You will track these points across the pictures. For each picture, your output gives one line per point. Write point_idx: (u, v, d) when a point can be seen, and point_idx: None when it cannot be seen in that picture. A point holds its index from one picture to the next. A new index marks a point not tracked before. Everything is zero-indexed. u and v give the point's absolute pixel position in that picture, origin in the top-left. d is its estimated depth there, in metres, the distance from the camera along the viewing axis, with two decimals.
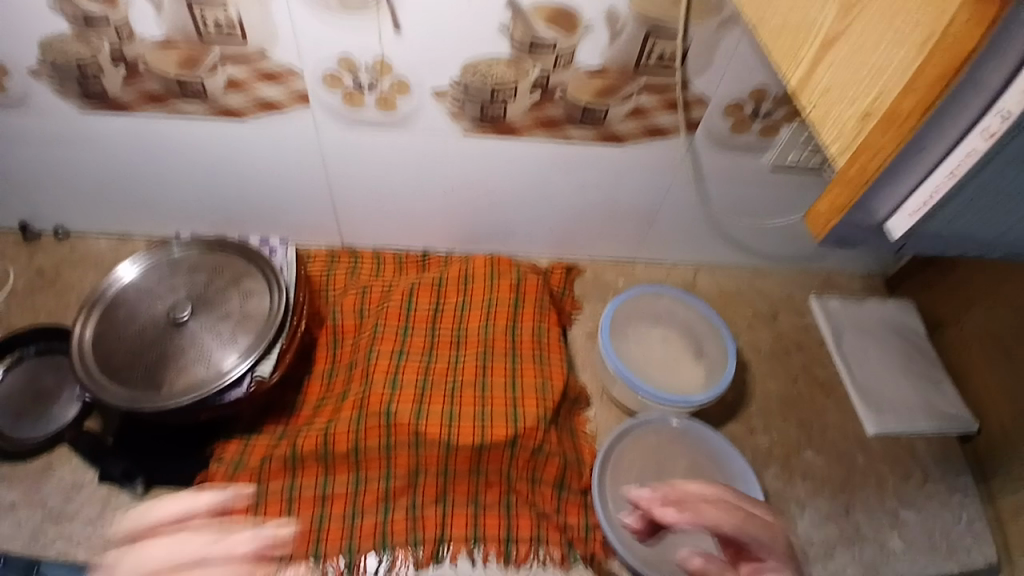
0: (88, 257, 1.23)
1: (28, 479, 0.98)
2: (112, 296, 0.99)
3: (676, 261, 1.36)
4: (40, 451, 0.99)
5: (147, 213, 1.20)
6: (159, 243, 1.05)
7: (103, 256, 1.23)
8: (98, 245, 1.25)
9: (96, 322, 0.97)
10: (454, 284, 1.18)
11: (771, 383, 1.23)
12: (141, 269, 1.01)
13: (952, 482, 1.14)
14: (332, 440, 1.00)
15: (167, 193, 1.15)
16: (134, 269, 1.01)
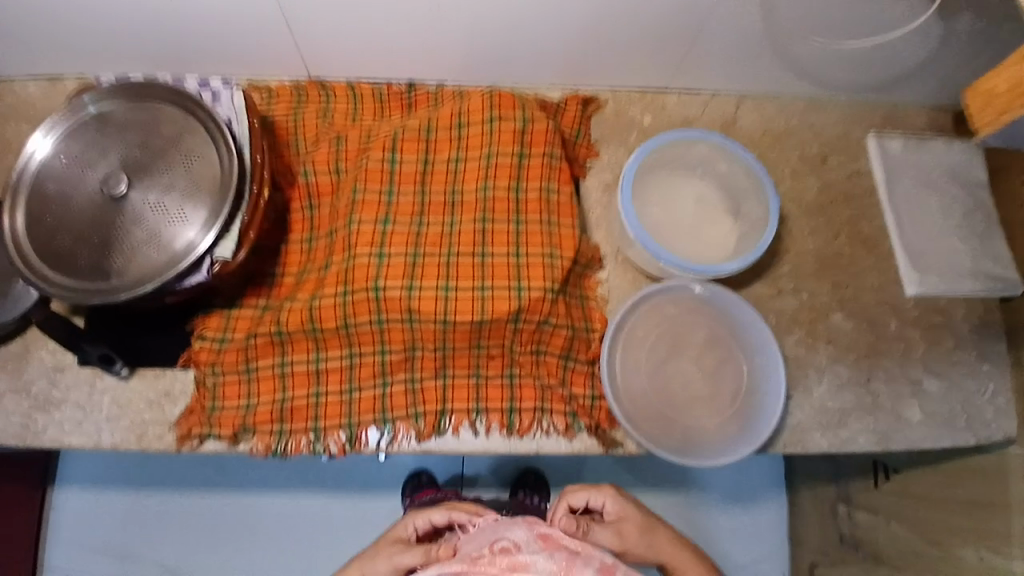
0: (20, 107, 1.05)
1: (11, 365, 0.97)
2: (37, 168, 0.87)
3: (717, 90, 1.13)
4: (15, 332, 0.98)
5: (72, 52, 0.98)
6: (73, 101, 0.89)
7: (37, 106, 1.05)
8: (28, 91, 1.06)
9: (26, 200, 0.86)
10: (447, 131, 0.99)
11: (809, 239, 1.09)
12: (57, 138, 0.87)
13: (983, 349, 1.08)
14: (318, 317, 0.92)
15: (85, 28, 0.93)
16: (49, 140, 0.87)
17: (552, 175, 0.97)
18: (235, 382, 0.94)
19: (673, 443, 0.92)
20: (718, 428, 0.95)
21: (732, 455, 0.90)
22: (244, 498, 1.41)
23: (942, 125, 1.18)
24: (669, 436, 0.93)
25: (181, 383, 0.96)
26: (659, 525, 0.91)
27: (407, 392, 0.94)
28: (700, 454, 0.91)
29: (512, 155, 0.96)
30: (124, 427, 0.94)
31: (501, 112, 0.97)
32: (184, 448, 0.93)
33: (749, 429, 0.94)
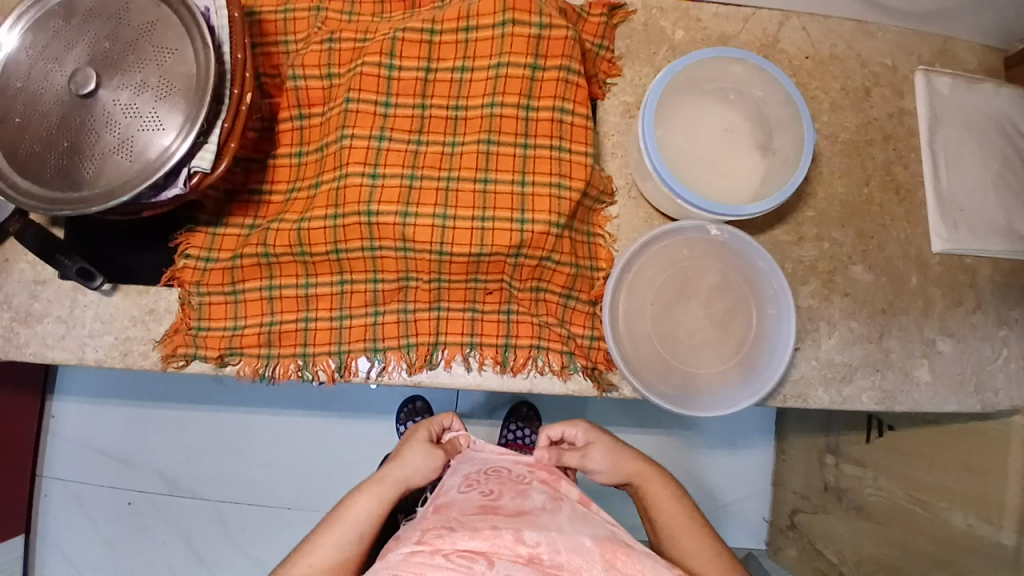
0: None
1: None
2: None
3: (759, 5, 1.02)
4: None
5: None
6: None
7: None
8: None
9: None
10: (452, 35, 0.88)
11: (838, 182, 1.01)
12: (19, 32, 0.78)
13: (1004, 313, 1.03)
14: (307, 240, 0.86)
15: None
16: (12, 34, 0.77)
17: (568, 93, 0.86)
18: (220, 304, 0.90)
19: (673, 390, 0.89)
20: (722, 374, 0.91)
21: (733, 405, 0.87)
22: (240, 413, 1.47)
23: (994, 67, 1.07)
24: (670, 381, 0.90)
25: (166, 301, 0.91)
26: (637, 458, 0.88)
27: (400, 322, 0.89)
28: (699, 403, 0.88)
29: (524, 67, 0.86)
30: (108, 345, 0.91)
31: (515, 14, 0.85)
32: (169, 368, 0.90)
33: (755, 379, 0.89)
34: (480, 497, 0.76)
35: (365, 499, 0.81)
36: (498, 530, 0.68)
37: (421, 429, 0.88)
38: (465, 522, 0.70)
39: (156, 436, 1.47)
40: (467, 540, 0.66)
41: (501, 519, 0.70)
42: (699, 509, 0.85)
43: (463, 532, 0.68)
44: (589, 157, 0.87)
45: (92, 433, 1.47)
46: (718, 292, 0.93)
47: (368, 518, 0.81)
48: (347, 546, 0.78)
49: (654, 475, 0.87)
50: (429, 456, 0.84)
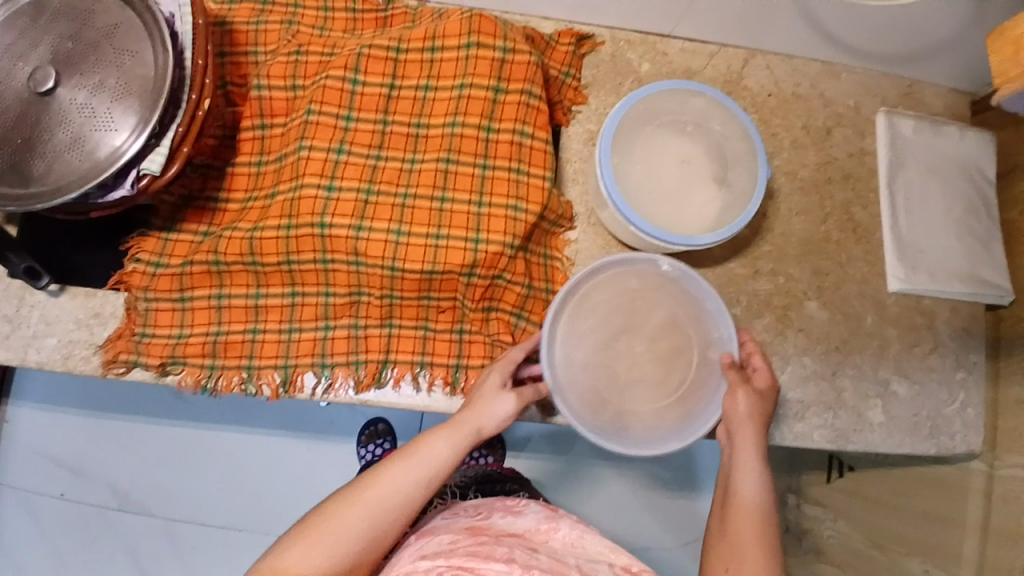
0: None
1: None
2: None
3: (725, 42, 1.04)
4: None
5: None
6: None
7: None
8: None
9: None
10: (418, 54, 0.89)
11: (796, 219, 1.02)
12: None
13: (961, 357, 1.03)
14: (258, 249, 0.85)
15: None
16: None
17: (528, 116, 0.87)
18: (167, 310, 0.89)
19: (605, 424, 0.85)
20: (658, 413, 0.87)
21: (659, 450, 0.85)
22: (201, 424, 1.44)
23: (958, 113, 1.09)
24: (604, 416, 0.85)
25: (112, 306, 0.90)
26: (750, 446, 0.80)
27: (349, 338, 0.88)
28: (629, 441, 0.84)
29: (487, 89, 0.87)
30: (51, 348, 0.89)
31: (479, 37, 0.87)
32: (110, 373, 0.88)
33: (687, 420, 0.86)
34: (469, 517, 0.79)
35: (440, 441, 0.71)
36: (490, 554, 0.67)
37: (496, 371, 0.80)
38: (458, 546, 0.69)
39: (111, 445, 1.44)
40: (458, 559, 0.66)
41: (492, 540, 0.71)
42: (778, 546, 0.74)
43: (456, 552, 0.68)
44: (547, 181, 0.87)
45: (46, 435, 1.43)
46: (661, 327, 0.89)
47: (442, 463, 0.70)
48: (417, 487, 0.69)
49: (756, 474, 0.78)
50: (502, 401, 0.76)
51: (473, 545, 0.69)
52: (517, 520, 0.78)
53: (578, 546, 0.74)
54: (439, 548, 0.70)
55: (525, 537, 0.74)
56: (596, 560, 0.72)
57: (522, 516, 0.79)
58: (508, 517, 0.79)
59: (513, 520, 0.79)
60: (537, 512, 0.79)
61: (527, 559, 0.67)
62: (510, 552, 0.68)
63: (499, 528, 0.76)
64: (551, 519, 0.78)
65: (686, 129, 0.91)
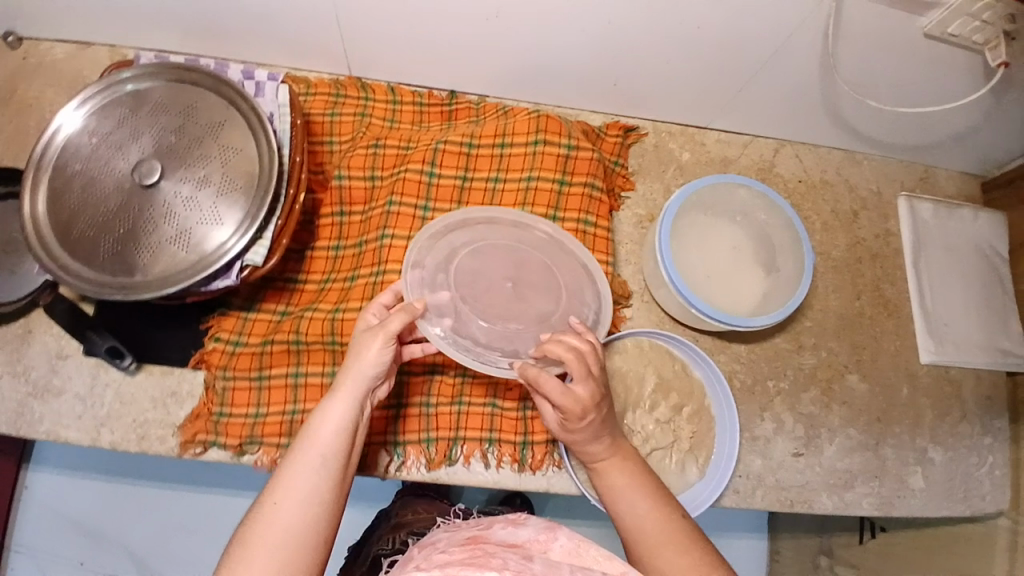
0: (48, 71, 1.04)
1: (10, 344, 0.93)
2: (60, 155, 0.82)
3: (757, 134, 1.14)
4: (19, 313, 0.94)
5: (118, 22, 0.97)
6: (107, 87, 0.84)
7: (64, 70, 1.04)
8: (55, 55, 1.05)
9: (47, 191, 0.81)
10: (488, 149, 0.96)
11: (832, 296, 1.09)
12: (86, 113, 0.83)
13: (990, 424, 1.09)
14: (339, 330, 0.89)
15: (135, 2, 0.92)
16: (79, 116, 0.83)
17: (592, 207, 0.95)
18: (245, 388, 0.91)
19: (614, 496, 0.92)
20: (681, 470, 0.96)
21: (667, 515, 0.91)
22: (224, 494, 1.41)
23: (970, 194, 1.20)
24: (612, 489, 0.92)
25: (189, 384, 0.93)
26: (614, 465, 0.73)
27: (421, 416, 0.92)
28: None
29: (554, 182, 0.94)
30: (125, 426, 0.91)
31: (546, 135, 0.94)
32: (187, 454, 0.90)
33: (706, 470, 0.97)
34: (472, 529, 0.74)
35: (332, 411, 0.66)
36: (486, 564, 0.59)
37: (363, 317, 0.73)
38: (454, 557, 0.62)
39: (136, 512, 1.38)
40: (453, 568, 0.58)
41: (486, 552, 0.63)
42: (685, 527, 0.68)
43: (451, 562, 0.61)
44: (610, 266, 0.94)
45: (63, 505, 1.38)
46: (659, 394, 0.97)
47: (345, 427, 0.66)
48: (320, 472, 0.62)
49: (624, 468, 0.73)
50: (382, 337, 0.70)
51: (466, 556, 0.61)
52: (518, 530, 0.70)
53: (578, 555, 0.65)
54: (436, 560, 0.62)
55: (522, 548, 0.66)
56: (592, 569, 0.61)
57: (523, 526, 0.71)
58: (509, 528, 0.71)
59: (512, 531, 0.71)
60: (538, 522, 0.70)
61: (521, 567, 0.59)
62: (503, 562, 0.60)
63: (497, 539, 0.69)
64: (551, 529, 0.69)
65: (734, 217, 1.01)
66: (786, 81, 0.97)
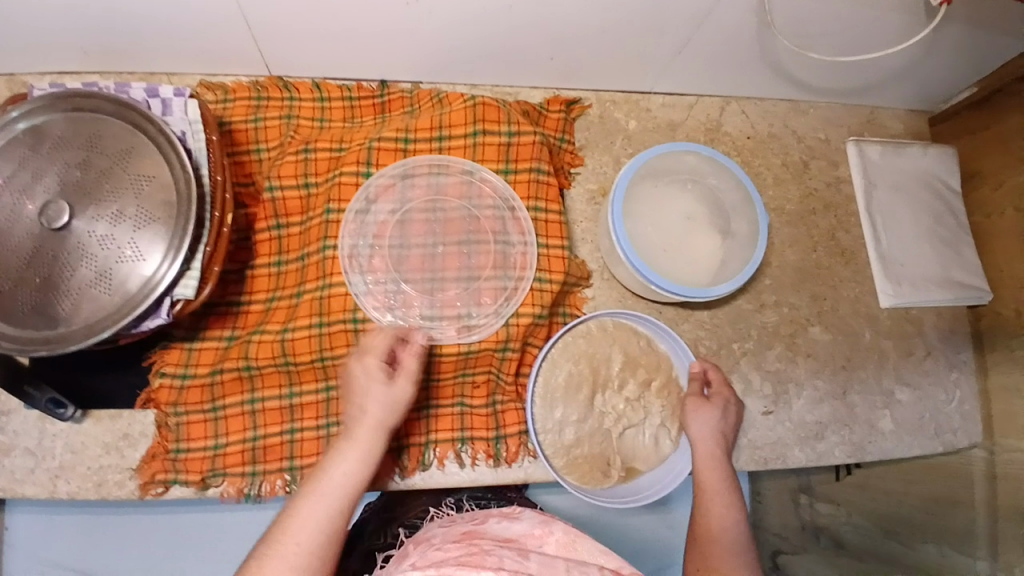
0: None
1: None
2: None
3: (701, 94, 1.11)
4: None
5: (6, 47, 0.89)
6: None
7: None
8: None
9: None
10: (426, 143, 0.91)
11: (789, 250, 1.09)
12: None
13: (951, 358, 1.12)
14: (291, 350, 0.86)
15: (19, 25, 0.84)
16: None
17: (540, 193, 0.91)
18: (200, 421, 0.88)
19: (591, 482, 0.90)
20: (655, 444, 0.93)
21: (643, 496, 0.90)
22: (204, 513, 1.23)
23: (917, 130, 1.20)
24: (588, 476, 0.90)
25: (141, 425, 0.89)
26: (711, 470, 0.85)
27: (389, 425, 0.89)
28: (619, 494, 0.90)
29: (497, 172, 0.91)
30: (80, 474, 0.87)
31: (485, 125, 0.91)
32: (148, 496, 0.87)
33: (682, 441, 0.93)
34: (466, 523, 0.71)
35: (345, 463, 0.71)
36: (482, 563, 0.57)
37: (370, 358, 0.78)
38: (450, 555, 0.60)
39: (112, 552, 1.19)
40: (448, 567, 0.56)
41: (483, 548, 0.62)
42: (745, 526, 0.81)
43: (447, 560, 0.59)
44: (566, 250, 0.91)
45: (31, 542, 1.17)
46: (627, 371, 0.94)
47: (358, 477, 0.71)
48: (336, 513, 0.67)
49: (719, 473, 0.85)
50: (389, 398, 0.76)
51: (462, 553, 0.60)
52: (511, 524, 0.70)
53: (573, 550, 0.64)
54: (431, 557, 0.61)
55: (517, 541, 0.66)
56: (589, 562, 0.61)
57: (517, 519, 0.70)
58: (504, 522, 0.71)
59: (508, 524, 0.70)
60: (531, 516, 0.70)
61: (518, 566, 0.57)
62: (499, 558, 0.58)
63: (492, 533, 0.68)
64: (545, 523, 0.69)
65: (686, 184, 0.99)
66: (724, 38, 0.95)
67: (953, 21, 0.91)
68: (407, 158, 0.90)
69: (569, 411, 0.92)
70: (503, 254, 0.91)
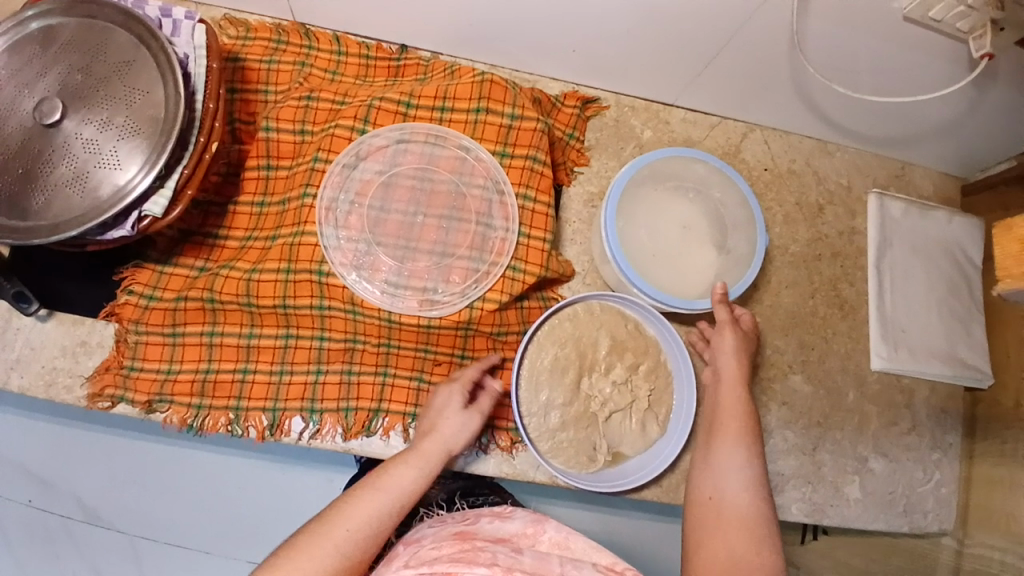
0: None
1: None
2: None
3: (725, 115, 1.08)
4: None
5: None
6: (12, 20, 0.78)
7: None
8: None
9: None
10: (427, 112, 0.90)
11: (786, 292, 1.05)
12: None
13: (937, 438, 1.06)
14: (255, 291, 0.85)
15: None
16: None
17: (532, 181, 0.89)
18: (158, 344, 0.88)
19: (577, 466, 0.89)
20: (642, 430, 0.91)
21: (634, 481, 0.90)
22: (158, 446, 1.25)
23: (947, 196, 1.14)
24: (575, 462, 0.89)
25: (100, 335, 0.90)
26: (731, 390, 0.86)
27: (341, 384, 0.87)
28: (607, 481, 0.89)
29: (493, 153, 0.90)
30: (34, 372, 0.88)
31: (489, 103, 0.89)
32: (94, 407, 0.87)
33: (668, 425, 0.92)
34: (456, 524, 0.74)
35: (410, 470, 0.72)
36: (475, 559, 0.62)
37: (455, 389, 0.82)
38: (443, 553, 0.64)
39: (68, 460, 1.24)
40: (442, 565, 0.61)
41: (476, 545, 0.66)
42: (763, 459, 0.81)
43: (440, 559, 0.63)
44: (547, 244, 0.88)
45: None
46: (613, 355, 0.91)
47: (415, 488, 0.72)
48: (389, 516, 0.68)
49: (738, 406, 0.85)
50: (464, 422, 0.79)
51: (456, 550, 0.64)
52: (503, 524, 0.73)
53: (564, 547, 0.70)
54: (426, 556, 0.65)
55: (511, 541, 0.70)
56: (582, 560, 0.67)
57: (509, 520, 0.74)
58: (495, 522, 0.74)
59: (500, 525, 0.73)
60: (524, 514, 0.74)
61: (512, 561, 0.62)
62: (494, 555, 0.63)
63: (485, 534, 0.71)
64: (537, 522, 0.74)
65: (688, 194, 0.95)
66: (753, 60, 0.91)
67: (998, 79, 0.86)
68: (406, 122, 0.90)
69: (555, 394, 0.89)
70: (481, 236, 0.89)
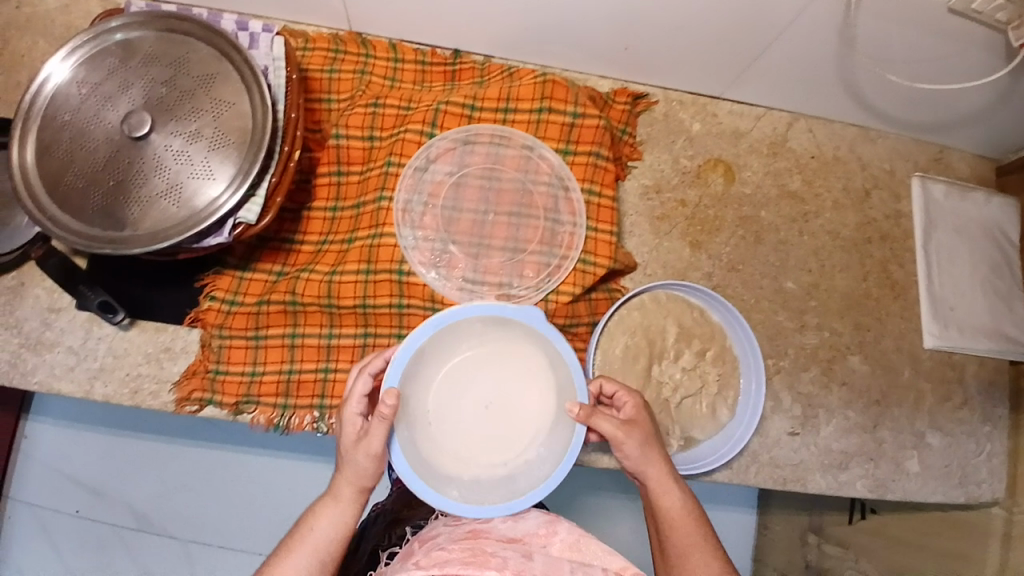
0: (40, 21, 1.02)
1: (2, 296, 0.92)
2: (43, 106, 0.79)
3: (771, 107, 1.10)
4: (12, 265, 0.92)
5: None
6: (93, 35, 0.80)
7: (58, 19, 1.02)
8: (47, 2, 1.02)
9: (35, 143, 0.79)
10: (491, 113, 0.93)
11: (838, 276, 1.07)
12: (74, 64, 0.80)
13: (988, 411, 1.08)
14: (336, 292, 0.88)
15: None
16: (66, 66, 0.80)
17: (596, 176, 0.92)
18: (241, 347, 0.90)
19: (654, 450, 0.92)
20: (712, 413, 0.95)
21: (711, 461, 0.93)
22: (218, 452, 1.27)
23: (984, 176, 1.16)
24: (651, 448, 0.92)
25: (183, 341, 0.92)
26: (653, 477, 0.74)
27: None
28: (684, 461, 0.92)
29: (557, 152, 0.92)
30: (118, 379, 0.91)
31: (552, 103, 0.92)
32: (182, 412, 0.89)
33: (737, 410, 0.96)
34: (472, 521, 0.72)
35: (328, 517, 0.69)
36: (486, 564, 0.58)
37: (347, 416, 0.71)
38: (455, 554, 0.59)
39: (126, 470, 1.26)
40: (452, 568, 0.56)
41: (486, 550, 0.61)
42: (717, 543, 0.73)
43: (451, 560, 0.58)
44: (613, 238, 0.91)
45: (62, 454, 1.25)
46: (681, 342, 0.94)
47: (339, 533, 0.69)
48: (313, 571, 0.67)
49: (668, 492, 0.74)
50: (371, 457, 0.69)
51: (468, 553, 0.59)
52: (517, 525, 0.70)
53: (577, 549, 0.63)
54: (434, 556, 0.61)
55: (522, 542, 0.66)
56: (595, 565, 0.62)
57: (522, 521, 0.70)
58: (509, 522, 0.71)
59: (513, 525, 0.70)
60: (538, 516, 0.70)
61: (523, 567, 0.59)
62: (505, 561, 0.60)
63: (497, 535, 0.68)
64: (551, 523, 0.68)
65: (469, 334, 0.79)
66: (799, 54, 0.94)
67: None
68: (472, 124, 0.92)
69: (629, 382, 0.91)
70: (546, 232, 0.92)
